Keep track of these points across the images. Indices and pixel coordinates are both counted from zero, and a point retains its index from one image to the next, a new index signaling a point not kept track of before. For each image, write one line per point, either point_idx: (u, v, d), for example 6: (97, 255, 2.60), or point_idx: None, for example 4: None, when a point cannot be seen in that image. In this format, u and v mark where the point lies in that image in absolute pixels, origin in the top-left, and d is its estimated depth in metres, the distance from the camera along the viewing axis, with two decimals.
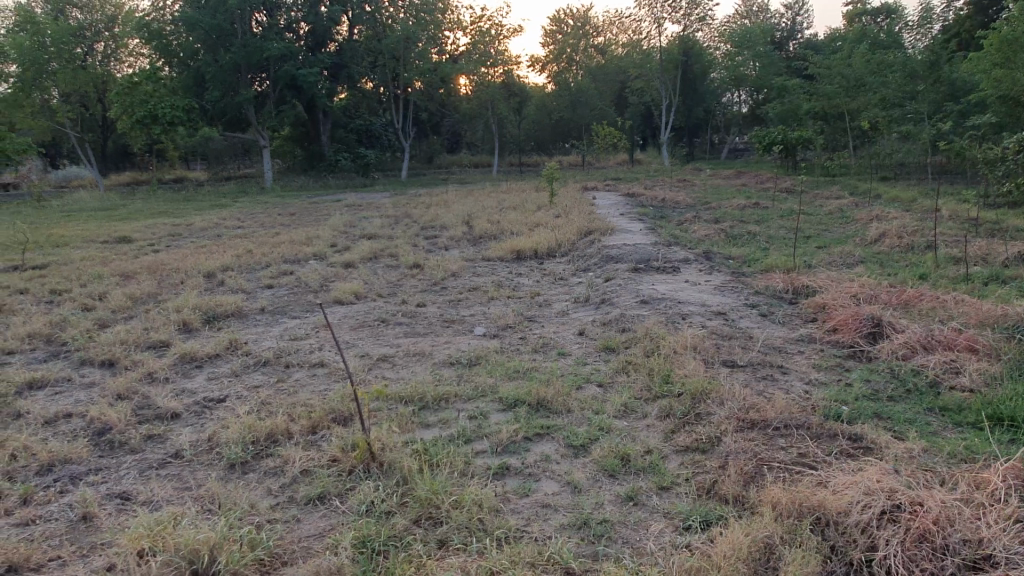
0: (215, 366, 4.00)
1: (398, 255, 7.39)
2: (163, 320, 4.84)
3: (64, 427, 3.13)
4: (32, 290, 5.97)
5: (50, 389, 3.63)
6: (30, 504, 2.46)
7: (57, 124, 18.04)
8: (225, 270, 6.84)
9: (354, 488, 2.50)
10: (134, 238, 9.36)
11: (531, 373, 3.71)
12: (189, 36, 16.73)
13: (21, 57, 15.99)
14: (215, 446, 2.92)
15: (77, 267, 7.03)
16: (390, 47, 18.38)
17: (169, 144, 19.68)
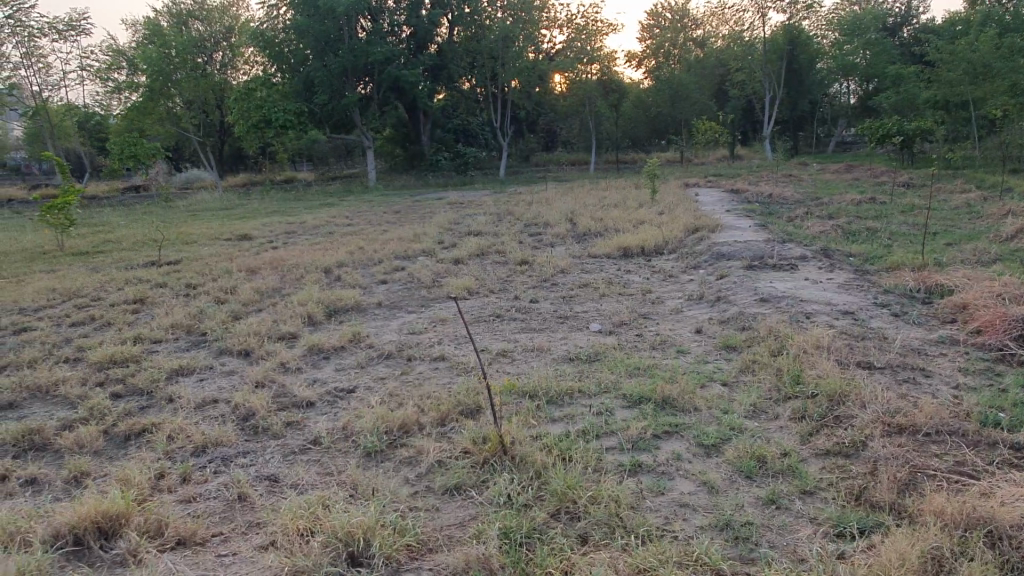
0: (342, 358, 4.18)
1: (505, 251, 7.47)
2: (291, 313, 5.09)
3: (213, 411, 3.34)
4: (170, 284, 6.41)
5: (196, 376, 3.88)
6: (190, 482, 2.63)
7: (182, 130, 19.33)
8: (341, 266, 7.12)
9: (489, 480, 2.54)
10: (254, 235, 9.90)
11: (652, 370, 3.66)
12: (300, 43, 17.53)
13: (150, 67, 17.21)
14: (351, 434, 3.03)
15: (206, 262, 7.49)
16: (488, 47, 18.57)
17: (280, 148, 20.66)
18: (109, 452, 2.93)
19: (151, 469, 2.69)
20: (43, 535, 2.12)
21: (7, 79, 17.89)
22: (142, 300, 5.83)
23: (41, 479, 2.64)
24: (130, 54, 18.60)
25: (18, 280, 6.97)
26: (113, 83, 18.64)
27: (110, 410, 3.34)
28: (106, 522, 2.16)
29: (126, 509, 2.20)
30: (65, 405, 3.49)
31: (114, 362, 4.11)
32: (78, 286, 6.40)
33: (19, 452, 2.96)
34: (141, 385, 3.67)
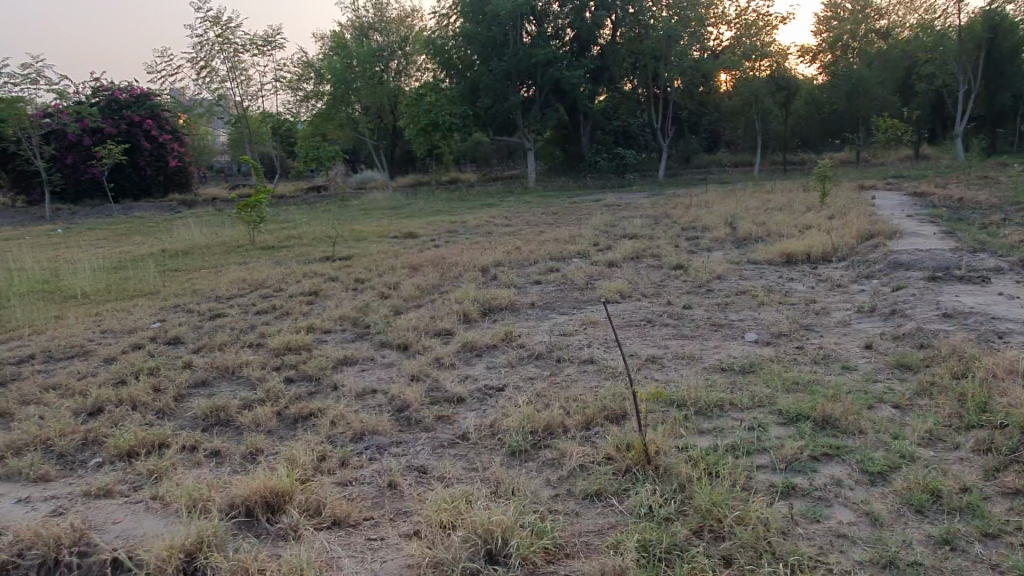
0: (493, 356, 4.32)
1: (660, 255, 7.33)
2: (448, 310, 5.33)
3: (373, 401, 3.56)
4: (342, 278, 6.91)
5: (359, 366, 4.16)
6: (347, 467, 2.81)
7: (360, 134, 20.78)
8: (497, 266, 7.32)
9: (631, 489, 2.50)
10: (419, 233, 10.42)
11: (812, 386, 3.43)
12: (468, 49, 18.20)
13: (335, 78, 18.91)
14: (497, 432, 3.10)
15: (374, 259, 7.98)
16: (652, 46, 18.14)
17: (446, 151, 21.56)
18: (280, 432, 3.20)
19: (314, 451, 2.90)
20: (220, 504, 2.35)
21: (216, 91, 20.11)
22: (316, 292, 6.32)
23: (223, 452, 2.94)
24: (317, 65, 20.25)
25: (217, 270, 7.79)
26: (302, 92, 20.42)
27: (283, 393, 3.65)
28: (273, 498, 2.35)
29: (289, 487, 2.38)
30: (247, 386, 3.85)
31: (290, 349, 4.49)
32: (265, 277, 7.06)
33: (207, 426, 3.31)
34: (311, 371, 3.99)
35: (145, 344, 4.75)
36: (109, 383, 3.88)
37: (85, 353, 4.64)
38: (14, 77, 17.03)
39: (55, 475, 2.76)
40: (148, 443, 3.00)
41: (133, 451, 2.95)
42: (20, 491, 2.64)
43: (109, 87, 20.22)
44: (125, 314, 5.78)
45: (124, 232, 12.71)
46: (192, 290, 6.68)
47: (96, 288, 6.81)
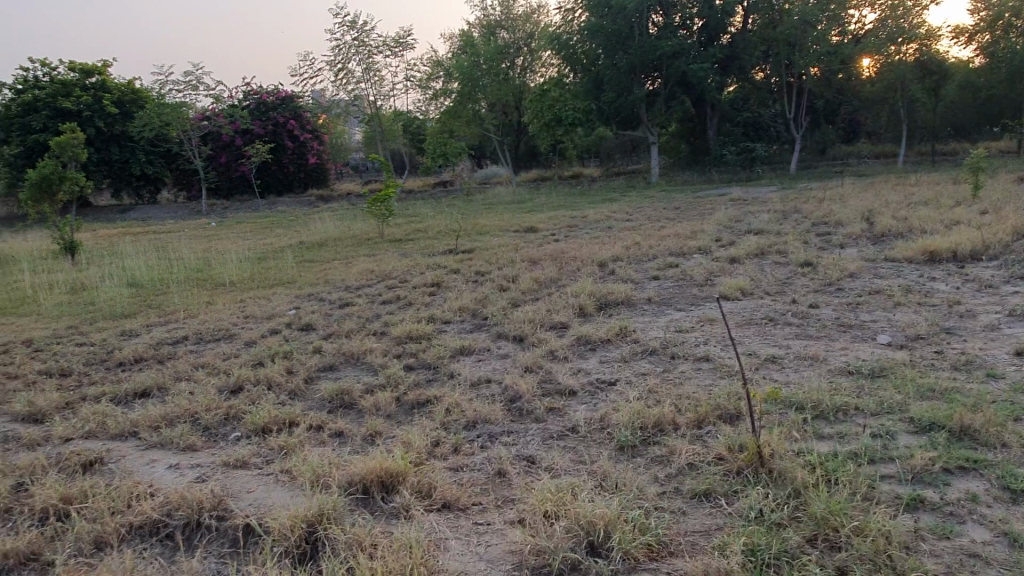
0: (607, 350, 4.32)
1: (787, 252, 7.02)
2: (564, 304, 5.37)
3: (486, 390, 3.66)
4: (463, 270, 7.11)
5: (475, 356, 4.28)
6: (459, 452, 2.92)
7: (486, 130, 21.19)
8: (615, 260, 7.28)
9: (741, 491, 2.44)
10: (539, 228, 10.52)
11: (951, 394, 3.18)
12: (593, 43, 18.09)
13: (463, 76, 19.42)
14: (607, 426, 3.11)
15: (494, 252, 8.15)
16: (785, 33, 17.25)
17: (569, 146, 21.56)
18: (398, 416, 3.36)
19: (429, 436, 3.03)
20: (340, 480, 2.50)
21: (352, 92, 21.12)
22: (438, 284, 6.55)
23: (346, 433, 3.12)
24: (446, 64, 20.86)
25: (348, 262, 8.22)
26: (433, 91, 21.22)
27: (402, 379, 3.82)
28: (388, 478, 2.48)
29: (404, 469, 2.50)
30: (370, 372, 4.06)
31: (411, 338, 4.69)
32: (391, 269, 7.38)
33: (333, 407, 3.53)
34: (430, 359, 4.15)
35: (282, 330, 5.11)
36: (249, 364, 4.21)
37: (229, 336, 5.05)
38: (176, 84, 18.69)
39: (199, 445, 3.03)
40: (280, 421, 3.24)
41: (268, 427, 3.20)
42: (170, 458, 2.92)
43: (258, 92, 21.73)
44: (265, 301, 6.24)
45: (267, 225, 13.64)
46: (325, 280, 7.09)
47: (241, 277, 7.37)
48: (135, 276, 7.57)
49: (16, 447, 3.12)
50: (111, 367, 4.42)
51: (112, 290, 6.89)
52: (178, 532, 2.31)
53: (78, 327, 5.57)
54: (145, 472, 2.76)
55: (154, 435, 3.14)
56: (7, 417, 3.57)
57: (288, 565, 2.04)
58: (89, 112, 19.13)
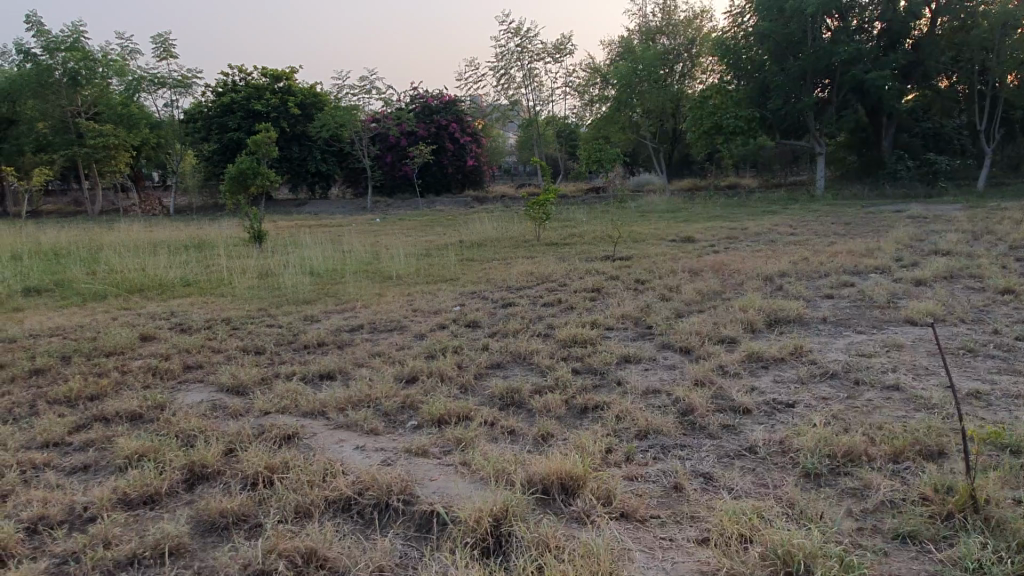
0: (781, 369, 4.10)
1: (983, 276, 6.37)
2: (732, 318, 5.17)
3: (656, 401, 3.59)
4: (622, 277, 7.04)
5: (641, 365, 4.21)
6: (632, 462, 2.86)
7: (642, 137, 21.02)
8: (783, 276, 6.93)
9: (954, 538, 2.22)
10: (697, 238, 10.24)
11: None
12: (760, 49, 17.39)
13: (621, 81, 19.31)
14: (789, 450, 2.94)
15: (654, 261, 8.02)
16: (980, 37, 15.60)
17: (727, 155, 20.85)
18: (568, 419, 3.36)
19: (602, 442, 3.00)
20: (521, 477, 2.53)
21: (512, 97, 21.61)
22: (598, 289, 6.53)
23: (518, 432, 3.15)
24: (603, 71, 21.14)
25: (508, 263, 8.38)
26: (589, 96, 21.53)
27: (571, 382, 3.82)
28: (569, 481, 2.48)
29: (584, 473, 2.50)
30: (537, 373, 4.09)
31: (575, 342, 4.69)
32: (551, 272, 7.44)
33: (504, 404, 3.58)
34: (596, 365, 4.13)
35: (449, 325, 5.28)
36: (422, 356, 4.38)
37: (401, 327, 5.29)
38: (352, 88, 20.01)
39: (382, 430, 3.18)
40: (455, 413, 3.33)
41: (445, 418, 3.30)
42: (356, 439, 3.09)
43: (424, 96, 22.76)
44: (432, 295, 6.49)
45: (429, 223, 14.19)
46: (487, 279, 7.26)
47: (408, 272, 7.72)
48: (315, 265, 8.14)
49: (224, 415, 3.43)
50: (298, 349, 4.76)
51: (295, 277, 7.44)
52: (370, 510, 2.43)
53: (267, 310, 6.05)
54: (336, 451, 2.93)
55: (341, 416, 3.34)
56: (214, 387, 3.93)
57: (477, 557, 2.09)
58: (276, 113, 20.89)
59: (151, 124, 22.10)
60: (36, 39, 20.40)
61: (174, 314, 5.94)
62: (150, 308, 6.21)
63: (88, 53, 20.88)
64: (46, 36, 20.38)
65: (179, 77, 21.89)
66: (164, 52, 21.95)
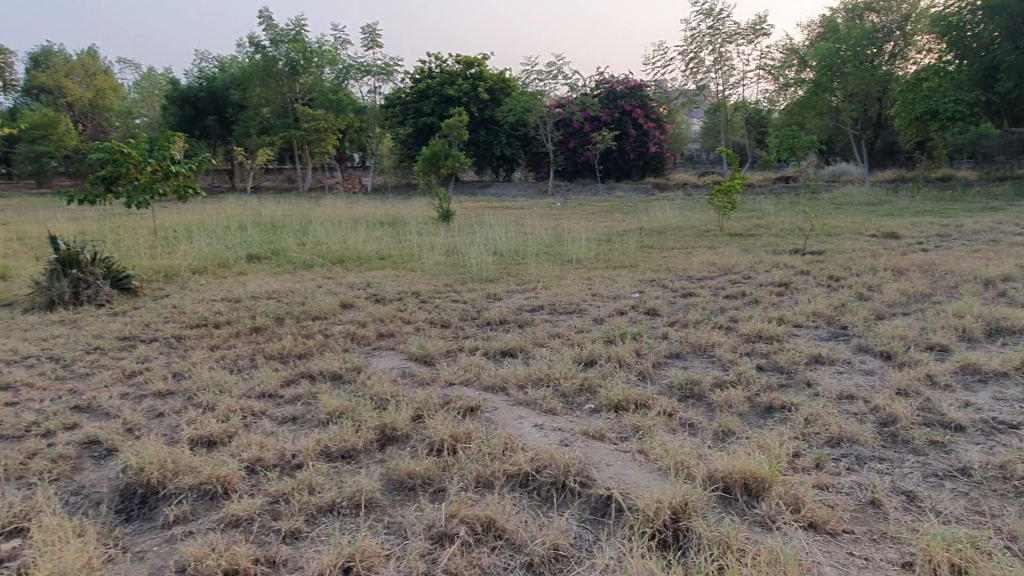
0: (1002, 385, 3.63)
1: None
2: (943, 324, 4.66)
3: (851, 407, 3.32)
4: (814, 272, 6.57)
5: (833, 367, 3.91)
6: (822, 469, 2.67)
7: (841, 124, 19.57)
8: (1007, 280, 6.11)
9: None
10: (902, 234, 9.31)
11: None
12: (989, 25, 15.47)
13: (820, 63, 17.92)
14: (1009, 477, 2.60)
15: (850, 257, 7.42)
16: None
17: (942, 144, 18.76)
18: (750, 417, 3.21)
19: (788, 445, 2.83)
20: (702, 472, 2.46)
21: (699, 81, 20.74)
22: (786, 284, 6.15)
23: (698, 425, 3.05)
24: (802, 52, 19.85)
25: (689, 251, 8.13)
26: (784, 80, 20.31)
27: (755, 379, 3.64)
28: (753, 482, 2.37)
29: (771, 475, 2.37)
30: (717, 366, 3.94)
31: (760, 337, 4.46)
32: (734, 263, 7.12)
33: (681, 395, 3.47)
34: (783, 364, 3.90)
35: (628, 311, 5.22)
36: (600, 340, 4.37)
37: (580, 310, 5.32)
38: (539, 74, 20.27)
39: (559, 410, 3.21)
40: (633, 400, 3.29)
41: (623, 404, 3.27)
42: (535, 417, 3.14)
43: (610, 81, 22.57)
44: (611, 281, 6.45)
45: (608, 209, 14.12)
46: (666, 267, 7.10)
47: (587, 256, 7.73)
48: (497, 245, 8.39)
49: (412, 382, 3.64)
50: (481, 325, 4.94)
51: (480, 256, 7.71)
52: (547, 488, 2.47)
53: (453, 286, 6.33)
54: (516, 427, 3.01)
55: (521, 394, 3.41)
56: (405, 355, 4.19)
57: (654, 548, 2.06)
58: (467, 98, 21.76)
59: (356, 109, 23.89)
60: (266, 32, 22.85)
61: (370, 285, 6.39)
62: (350, 278, 6.71)
63: (307, 45, 23.02)
64: (274, 29, 22.74)
65: (382, 65, 23.41)
66: (370, 41, 23.57)
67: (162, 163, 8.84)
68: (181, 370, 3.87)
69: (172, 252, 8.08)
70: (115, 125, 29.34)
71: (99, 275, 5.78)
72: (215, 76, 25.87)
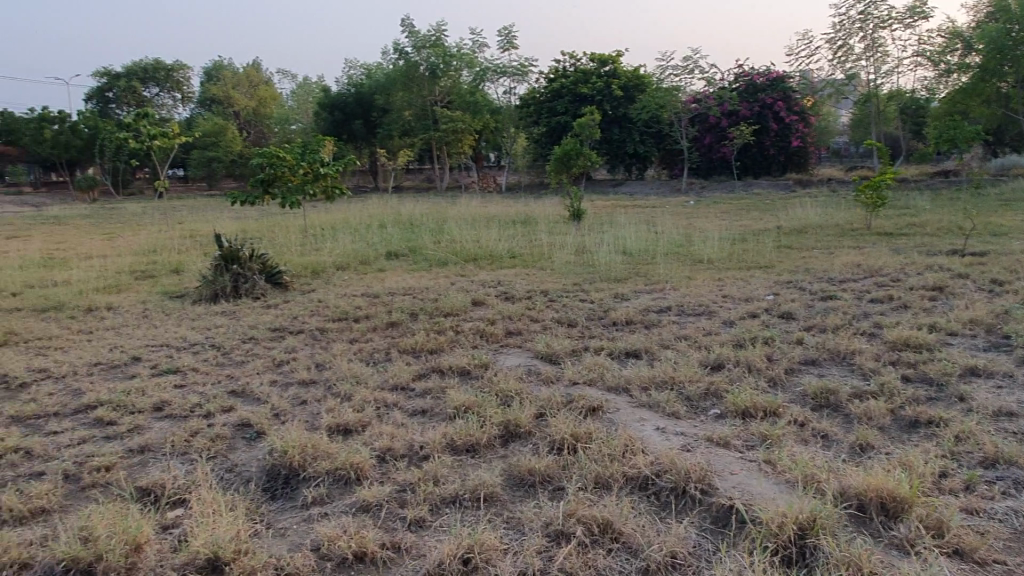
0: None
1: None
2: None
3: (1011, 425, 3.01)
4: (974, 276, 6.00)
5: (991, 380, 3.57)
6: (973, 492, 2.44)
7: (1014, 112, 17.69)
8: None
9: None
10: None
11: None
12: None
13: (988, 47, 16.34)
14: None
15: (1019, 259, 6.70)
16: None
17: None
18: (892, 431, 2.99)
19: (933, 463, 2.62)
20: (833, 488, 2.33)
21: (848, 70, 19.50)
22: (941, 288, 5.66)
23: (833, 436, 2.89)
24: (967, 34, 18.15)
25: (831, 252, 7.67)
26: (943, 66, 18.59)
27: (899, 391, 3.38)
28: (890, 501, 2.22)
29: (911, 496, 2.21)
30: (857, 375, 3.70)
31: (908, 344, 4.14)
32: (882, 265, 6.64)
33: (816, 405, 3.30)
34: (932, 375, 3.60)
35: (761, 314, 5.01)
36: (729, 344, 4.23)
37: (709, 312, 5.16)
38: (675, 69, 19.78)
39: (683, 415, 3.15)
40: (762, 407, 3.16)
41: (750, 411, 3.15)
42: (658, 421, 3.10)
43: (749, 74, 21.63)
44: (744, 282, 6.20)
45: (745, 207, 13.58)
46: (806, 269, 6.73)
47: (720, 256, 7.48)
48: (626, 245, 8.31)
49: (537, 380, 3.69)
50: (607, 325, 4.92)
51: (608, 255, 7.67)
52: (667, 493, 2.43)
53: (581, 285, 6.34)
54: (638, 429, 2.98)
55: (644, 396, 3.37)
56: (530, 353, 4.25)
57: (776, 564, 1.98)
58: (600, 96, 21.67)
59: (492, 109, 24.42)
60: (409, 38, 23.89)
61: (500, 283, 6.53)
62: (480, 276, 6.88)
63: (446, 49, 23.81)
64: (417, 35, 23.69)
65: (518, 66, 23.78)
66: (506, 43, 24.01)
67: (312, 165, 9.45)
68: (323, 361, 4.15)
69: (319, 249, 8.63)
70: (275, 131, 31.72)
71: (256, 271, 6.28)
72: (362, 82, 27.34)
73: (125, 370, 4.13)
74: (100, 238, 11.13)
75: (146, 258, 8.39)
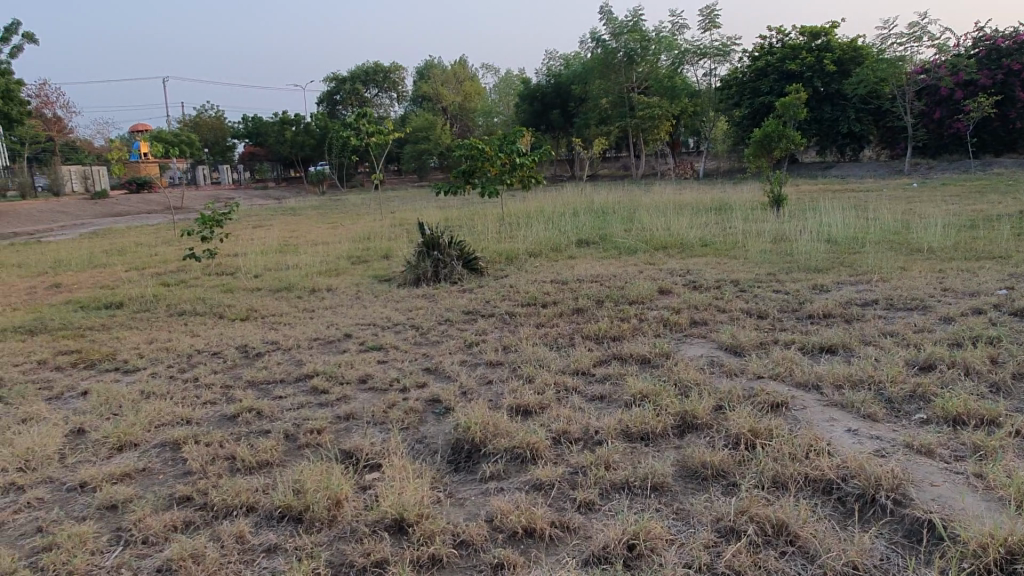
0: None
1: None
2: None
3: None
4: None
5: None
6: None
7: None
8: None
9: None
10: None
11: None
12: None
13: None
14: None
15: None
16: None
17: None
18: None
19: None
20: None
21: None
22: None
23: None
24: None
25: None
26: None
27: None
28: None
29: None
30: None
31: None
32: None
33: None
34: None
35: (987, 310, 4.43)
36: (944, 342, 3.80)
37: (924, 307, 4.66)
38: (899, 36, 17.90)
39: (881, 417, 2.89)
40: (978, 415, 2.82)
41: (962, 418, 2.82)
42: (850, 422, 2.87)
43: (993, 36, 18.92)
44: (971, 275, 5.50)
45: (980, 189, 12.00)
46: None
47: (944, 245, 6.69)
48: (833, 232, 7.71)
49: (718, 372, 3.58)
50: (801, 318, 4.62)
51: (811, 244, 7.16)
52: (853, 500, 2.27)
53: (776, 275, 6.00)
54: (826, 429, 2.79)
55: (837, 395, 3.15)
56: (714, 344, 4.13)
57: None
58: (810, 72, 20.23)
59: (692, 93, 23.69)
60: (607, 25, 23.83)
61: (690, 272, 6.37)
62: (670, 265, 6.75)
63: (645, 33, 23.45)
64: (616, 22, 23.55)
65: (719, 46, 22.88)
66: (708, 23, 23.13)
67: (510, 156, 9.80)
68: (510, 344, 4.33)
69: (514, 237, 8.95)
70: (479, 123, 33.26)
71: (454, 257, 6.67)
72: (561, 72, 27.77)
73: (338, 345, 4.61)
74: (326, 226, 12.43)
75: (362, 244, 9.24)
